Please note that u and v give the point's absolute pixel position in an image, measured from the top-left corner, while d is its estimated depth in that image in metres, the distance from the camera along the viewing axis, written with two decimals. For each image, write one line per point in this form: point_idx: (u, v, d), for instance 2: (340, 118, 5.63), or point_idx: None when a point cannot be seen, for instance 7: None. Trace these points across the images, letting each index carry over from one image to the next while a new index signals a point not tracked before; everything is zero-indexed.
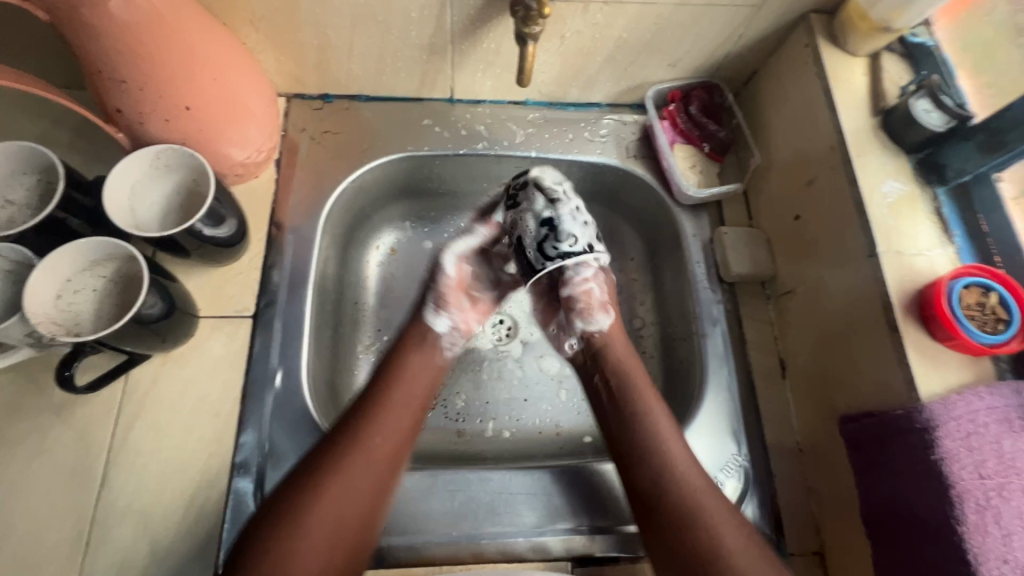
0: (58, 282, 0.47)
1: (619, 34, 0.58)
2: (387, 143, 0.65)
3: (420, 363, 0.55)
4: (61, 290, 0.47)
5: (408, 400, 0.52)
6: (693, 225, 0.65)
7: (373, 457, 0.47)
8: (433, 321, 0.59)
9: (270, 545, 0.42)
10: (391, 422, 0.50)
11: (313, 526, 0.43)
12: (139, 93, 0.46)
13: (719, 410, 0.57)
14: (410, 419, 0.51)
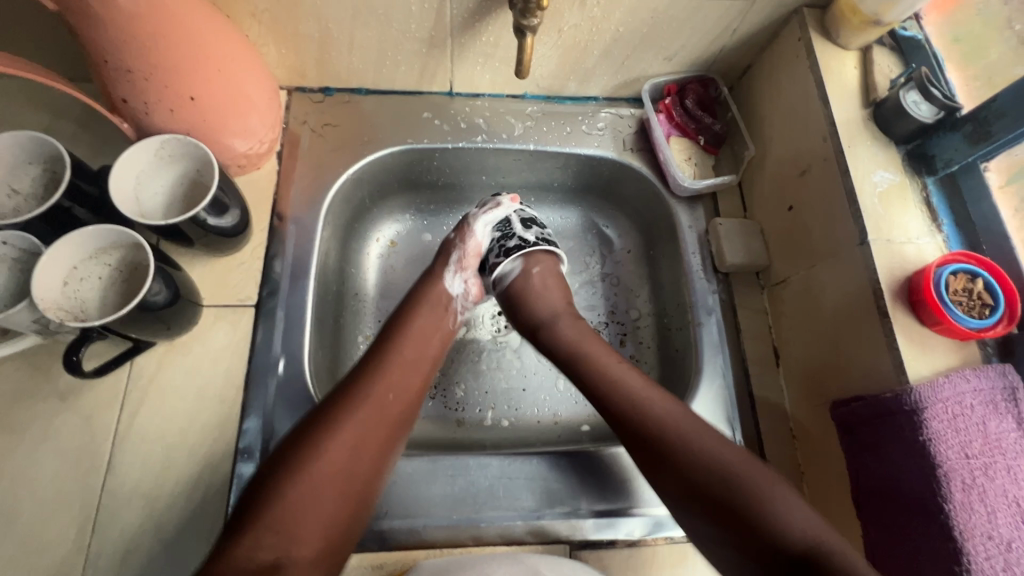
0: (64, 269, 0.47)
1: (616, 28, 0.59)
2: (387, 135, 0.66)
3: (431, 323, 0.57)
4: (68, 278, 0.48)
5: (417, 357, 0.54)
6: (688, 216, 0.67)
7: (387, 408, 0.49)
8: (449, 282, 0.60)
9: (289, 492, 0.42)
10: (400, 376, 0.51)
11: (329, 468, 0.44)
12: (144, 84, 0.46)
13: (714, 397, 0.58)
14: (420, 377, 0.53)
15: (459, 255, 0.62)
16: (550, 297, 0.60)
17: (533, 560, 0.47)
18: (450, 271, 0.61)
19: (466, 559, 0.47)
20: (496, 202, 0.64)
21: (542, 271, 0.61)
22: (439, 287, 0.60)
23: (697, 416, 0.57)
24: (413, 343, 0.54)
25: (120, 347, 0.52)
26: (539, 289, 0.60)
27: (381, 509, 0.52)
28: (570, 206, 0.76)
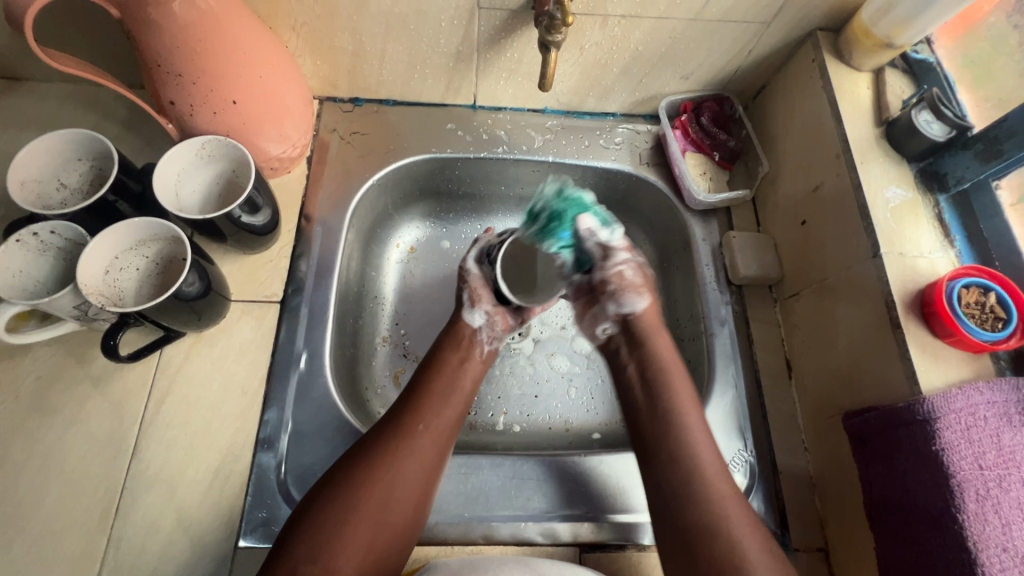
0: (106, 258, 0.50)
1: (634, 47, 0.62)
2: (412, 144, 0.69)
3: (459, 361, 0.57)
4: (109, 267, 0.50)
5: (448, 396, 0.54)
6: (703, 229, 0.68)
7: (421, 448, 0.49)
8: (469, 318, 0.60)
9: (323, 523, 0.44)
10: (435, 418, 0.52)
11: (364, 505, 0.45)
12: (192, 87, 0.49)
13: (726, 406, 0.59)
14: (454, 413, 0.54)
15: (469, 295, 0.61)
16: (629, 302, 0.58)
17: (536, 564, 0.47)
18: (467, 309, 0.61)
19: (473, 560, 0.48)
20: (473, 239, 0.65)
21: (625, 271, 0.59)
22: (460, 325, 0.60)
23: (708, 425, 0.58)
24: (442, 381, 0.55)
25: (152, 335, 0.55)
26: (618, 292, 0.58)
27: None
28: None
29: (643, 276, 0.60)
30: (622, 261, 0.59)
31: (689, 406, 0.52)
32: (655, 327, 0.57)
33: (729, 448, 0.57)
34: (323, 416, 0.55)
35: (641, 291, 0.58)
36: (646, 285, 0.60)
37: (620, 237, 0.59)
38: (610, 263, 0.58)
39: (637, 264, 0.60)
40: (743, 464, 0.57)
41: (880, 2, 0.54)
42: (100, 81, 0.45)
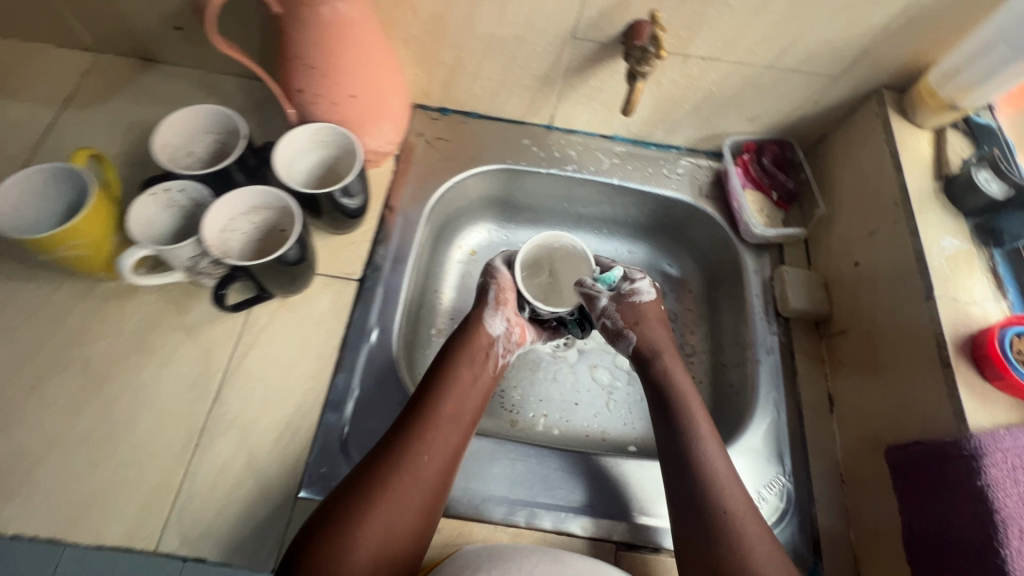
0: (224, 219, 0.55)
1: (709, 87, 0.67)
2: (490, 154, 0.75)
3: (472, 372, 0.58)
4: (224, 227, 0.56)
5: (459, 405, 0.55)
6: (755, 261, 0.72)
7: (428, 468, 0.50)
8: (490, 323, 0.62)
9: (327, 547, 0.45)
10: (446, 429, 0.53)
11: (371, 529, 0.47)
12: (321, 79, 0.55)
13: (766, 429, 0.61)
14: (460, 433, 0.54)
15: (496, 294, 0.62)
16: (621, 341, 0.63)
17: (556, 552, 0.49)
18: (489, 311, 0.62)
19: (501, 545, 0.50)
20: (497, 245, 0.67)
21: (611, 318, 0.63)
22: (482, 328, 0.61)
23: (747, 447, 0.60)
24: (454, 390, 0.56)
25: (250, 289, 0.61)
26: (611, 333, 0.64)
27: None
28: (638, 241, 0.83)
29: (631, 313, 0.63)
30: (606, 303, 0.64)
31: (708, 436, 0.54)
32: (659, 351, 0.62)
33: (767, 470, 0.59)
34: (387, 388, 0.59)
35: (627, 331, 0.62)
36: (637, 319, 0.63)
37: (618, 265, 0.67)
38: (620, 293, 0.64)
39: (629, 288, 0.64)
40: (780, 488, 0.58)
41: (949, 66, 0.58)
42: (246, 62, 0.51)
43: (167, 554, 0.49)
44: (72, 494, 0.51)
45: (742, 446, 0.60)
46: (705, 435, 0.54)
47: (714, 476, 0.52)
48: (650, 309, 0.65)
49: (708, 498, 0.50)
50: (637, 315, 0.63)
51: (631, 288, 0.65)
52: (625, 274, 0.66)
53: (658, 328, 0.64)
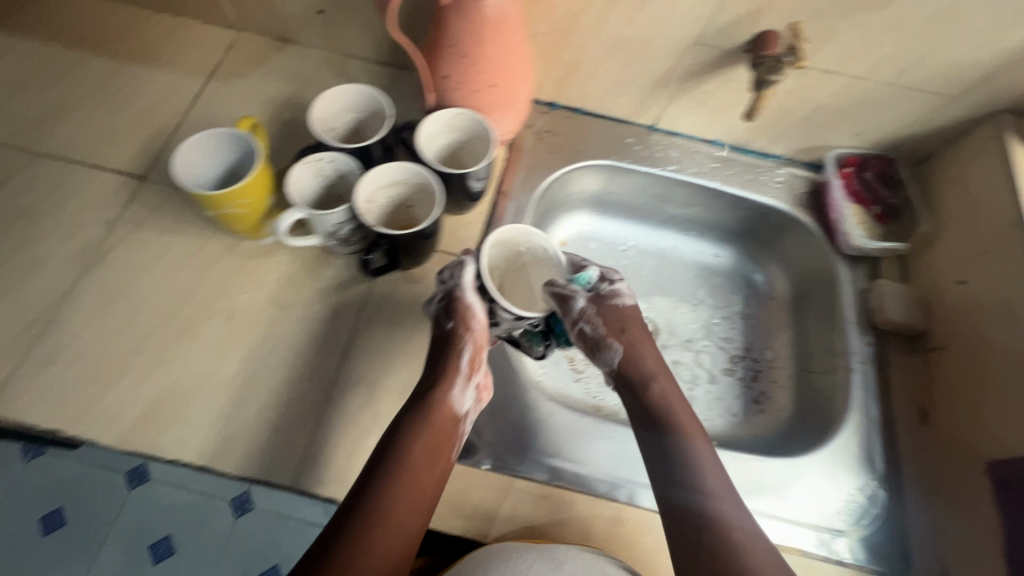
0: (369, 192, 0.60)
1: (823, 99, 0.69)
2: (596, 150, 0.78)
3: (428, 462, 0.52)
4: (369, 199, 0.61)
5: (410, 508, 0.50)
6: (850, 273, 0.73)
7: (398, 527, 0.49)
8: (459, 398, 0.56)
9: None
10: (415, 485, 0.51)
11: None
12: (469, 67, 0.59)
13: (857, 434, 0.63)
14: (430, 489, 0.52)
15: (470, 357, 0.57)
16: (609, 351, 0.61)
17: (555, 552, 0.50)
18: (460, 383, 0.57)
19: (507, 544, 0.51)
20: (461, 264, 0.59)
21: (591, 326, 0.60)
22: (450, 398, 0.55)
23: (838, 450, 0.63)
24: (404, 488, 0.50)
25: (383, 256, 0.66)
26: (597, 344, 0.61)
27: (553, 449, 0.60)
28: (724, 244, 0.86)
29: (610, 317, 0.61)
30: (583, 308, 0.60)
31: (714, 470, 0.53)
32: (643, 372, 0.60)
33: (858, 473, 0.61)
34: None
35: (611, 341, 0.60)
36: (617, 327, 0.62)
37: (588, 268, 0.64)
38: (599, 294, 0.62)
39: (607, 290, 0.63)
40: (870, 492, 0.60)
41: None
42: (404, 45, 0.55)
43: (302, 490, 0.54)
44: (220, 428, 0.56)
45: (833, 449, 0.63)
46: (706, 469, 0.53)
47: (722, 519, 0.51)
48: (630, 318, 0.63)
49: (715, 542, 0.49)
50: (618, 320, 0.62)
51: (605, 292, 0.63)
52: (602, 276, 0.64)
53: (646, 354, 0.61)
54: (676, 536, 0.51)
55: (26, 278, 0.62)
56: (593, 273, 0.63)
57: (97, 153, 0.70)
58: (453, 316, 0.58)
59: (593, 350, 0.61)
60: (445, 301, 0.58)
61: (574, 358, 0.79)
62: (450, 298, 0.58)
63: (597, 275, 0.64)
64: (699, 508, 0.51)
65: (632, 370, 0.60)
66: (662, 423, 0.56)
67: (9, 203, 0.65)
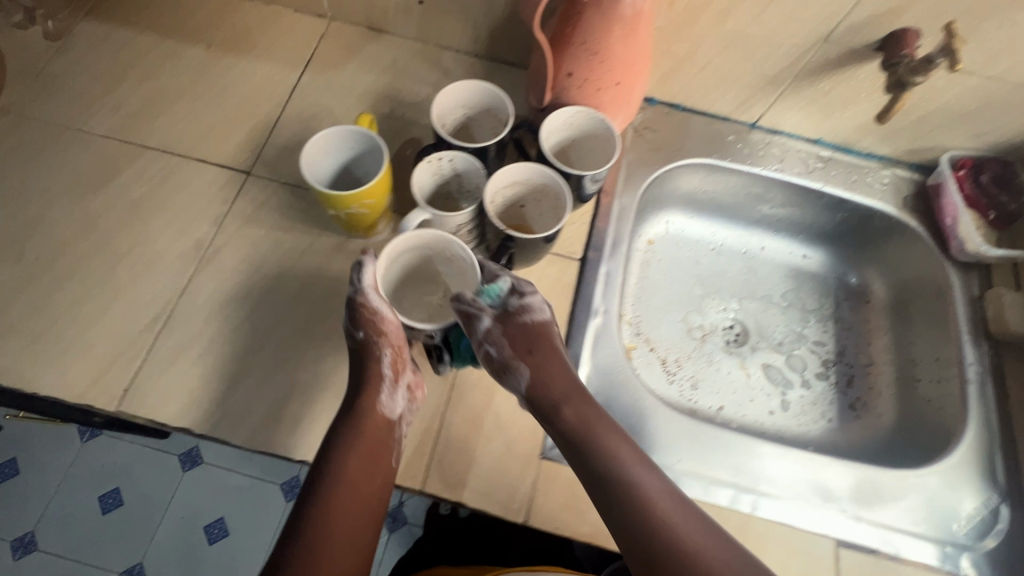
0: (494, 191, 0.59)
1: (947, 99, 0.66)
2: (696, 148, 0.76)
3: (368, 472, 0.50)
4: (493, 197, 0.60)
5: (354, 523, 0.48)
6: (962, 280, 0.71)
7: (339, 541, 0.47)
8: (387, 403, 0.54)
9: None
10: (350, 493, 0.49)
11: None
12: (597, 65, 0.57)
13: (975, 447, 0.62)
14: (369, 496, 0.50)
15: (390, 361, 0.55)
16: (516, 374, 0.54)
17: None
18: (386, 390, 0.54)
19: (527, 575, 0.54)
20: (358, 264, 0.56)
21: (494, 346, 0.54)
22: (375, 408, 0.53)
23: (956, 463, 0.62)
24: (340, 501, 0.48)
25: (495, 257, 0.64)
26: (503, 365, 0.55)
27: (672, 457, 0.59)
28: (816, 246, 0.85)
29: (516, 337, 0.55)
30: (485, 326, 0.54)
31: (642, 469, 0.50)
32: (558, 396, 0.53)
33: (978, 486, 0.60)
34: (612, 365, 0.63)
35: (517, 362, 0.54)
36: (526, 348, 0.55)
37: (503, 281, 0.57)
38: (506, 311, 0.56)
39: (517, 305, 0.56)
40: (991, 506, 0.59)
41: None
42: (535, 34, 0.54)
43: (432, 494, 0.55)
44: None
45: (950, 462, 0.62)
46: (635, 467, 0.50)
47: (665, 519, 0.47)
48: (541, 336, 0.56)
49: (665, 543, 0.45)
50: (530, 341, 0.55)
51: (514, 308, 0.56)
52: (513, 286, 0.57)
53: (556, 373, 0.55)
54: (629, 552, 0.46)
55: (142, 274, 0.61)
56: (504, 285, 0.57)
57: (200, 147, 0.69)
58: (361, 324, 0.55)
59: (501, 373, 0.55)
60: (352, 311, 0.55)
61: (665, 362, 0.78)
62: (354, 308, 0.54)
63: (511, 289, 0.57)
64: (644, 518, 0.47)
65: (541, 395, 0.54)
66: (583, 438, 0.51)
67: (118, 198, 0.65)
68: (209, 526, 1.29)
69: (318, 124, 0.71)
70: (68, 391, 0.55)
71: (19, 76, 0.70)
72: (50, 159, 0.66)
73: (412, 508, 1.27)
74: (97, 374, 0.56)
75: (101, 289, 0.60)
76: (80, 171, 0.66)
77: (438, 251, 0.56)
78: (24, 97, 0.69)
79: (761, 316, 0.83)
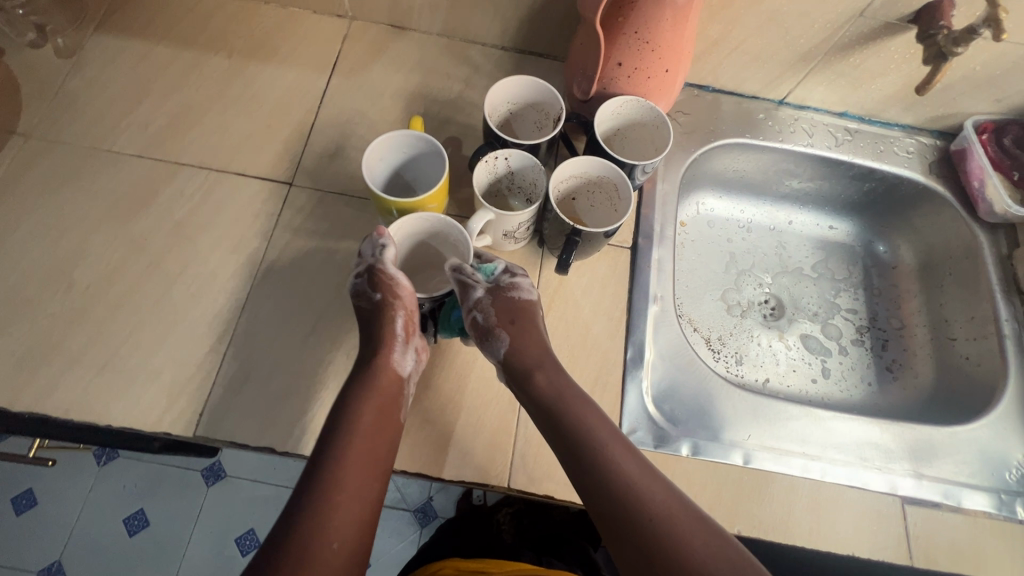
0: (556, 183, 0.60)
1: (974, 67, 0.68)
2: (728, 129, 0.77)
3: (379, 425, 0.50)
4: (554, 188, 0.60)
5: (371, 466, 0.47)
6: (990, 239, 0.74)
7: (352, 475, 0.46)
8: (399, 361, 0.54)
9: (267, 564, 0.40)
10: (367, 437, 0.48)
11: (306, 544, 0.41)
12: (649, 53, 0.58)
13: (1017, 399, 0.66)
14: (382, 445, 0.49)
15: (404, 325, 0.55)
16: (494, 339, 0.55)
17: None
18: (398, 349, 0.54)
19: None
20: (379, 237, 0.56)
21: (478, 314, 0.56)
22: (385, 363, 0.53)
23: (1001, 416, 0.65)
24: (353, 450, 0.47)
25: (554, 252, 0.64)
26: (484, 331, 0.55)
27: (742, 433, 0.61)
28: (842, 217, 0.87)
29: (504, 307, 0.56)
30: (478, 293, 0.56)
31: (613, 439, 0.49)
32: (539, 362, 0.54)
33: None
34: (674, 348, 0.65)
35: (499, 330, 0.55)
36: (509, 317, 0.56)
37: (496, 263, 0.60)
38: (498, 286, 0.58)
39: (507, 283, 0.58)
40: None
41: None
42: (590, 19, 0.55)
43: (519, 489, 0.56)
44: (429, 434, 0.57)
45: (996, 415, 0.65)
46: (607, 437, 0.49)
47: (618, 464, 0.47)
48: (525, 309, 0.58)
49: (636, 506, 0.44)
50: (513, 311, 0.56)
51: (505, 283, 0.58)
52: (507, 268, 0.60)
53: (535, 344, 0.56)
54: (597, 512, 0.46)
55: (198, 295, 0.60)
56: (498, 267, 0.59)
57: (236, 160, 0.67)
58: (379, 286, 0.55)
59: (483, 339, 0.55)
60: (368, 274, 0.56)
61: (710, 340, 0.78)
62: (372, 271, 0.55)
63: (501, 270, 0.59)
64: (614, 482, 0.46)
65: (519, 360, 0.54)
66: (556, 407, 0.51)
67: (161, 218, 0.63)
68: (241, 538, 1.26)
69: (355, 129, 0.70)
70: (141, 420, 0.55)
71: (38, 99, 0.68)
72: (84, 183, 0.64)
73: (443, 500, 1.28)
74: (169, 400, 0.56)
75: (160, 314, 0.59)
76: (119, 194, 0.64)
77: (443, 234, 0.57)
78: (47, 120, 0.67)
79: (797, 286, 0.85)
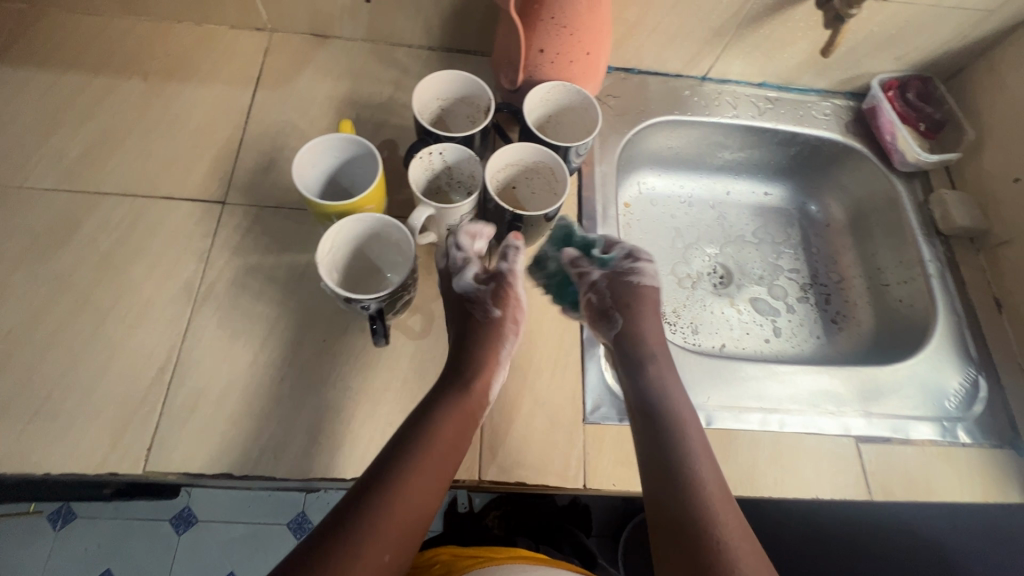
0: (493, 173, 0.60)
1: (872, 28, 0.73)
2: (657, 108, 0.80)
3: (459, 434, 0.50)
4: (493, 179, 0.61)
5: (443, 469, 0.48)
6: (908, 187, 0.79)
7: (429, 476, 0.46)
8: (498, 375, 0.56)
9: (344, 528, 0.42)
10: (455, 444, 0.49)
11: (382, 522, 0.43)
12: (568, 37, 0.59)
13: (947, 332, 0.70)
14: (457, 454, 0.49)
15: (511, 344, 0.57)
16: (607, 323, 0.59)
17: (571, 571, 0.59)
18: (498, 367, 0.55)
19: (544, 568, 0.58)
20: (516, 251, 0.58)
21: (593, 296, 0.60)
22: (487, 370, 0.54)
23: (936, 349, 0.69)
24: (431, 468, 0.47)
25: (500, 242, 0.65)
26: (597, 313, 0.60)
27: (702, 396, 0.63)
28: (775, 181, 0.91)
29: (625, 294, 0.60)
30: (596, 275, 0.61)
31: (701, 451, 0.50)
32: (650, 343, 0.57)
33: (958, 365, 0.68)
34: None
35: (615, 313, 0.59)
36: (627, 304, 0.59)
37: (613, 247, 0.63)
38: (619, 271, 0.61)
39: (628, 268, 0.61)
40: (970, 379, 0.67)
41: None
42: (506, 9, 0.56)
43: (491, 480, 0.55)
44: None
45: (932, 348, 0.69)
46: (695, 446, 0.50)
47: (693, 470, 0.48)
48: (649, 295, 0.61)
49: (700, 522, 0.45)
50: (631, 297, 0.60)
51: (629, 269, 0.61)
52: (629, 253, 0.62)
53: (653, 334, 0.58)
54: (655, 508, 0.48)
55: (135, 326, 0.57)
56: (620, 253, 0.62)
57: (163, 183, 0.65)
58: (501, 303, 0.57)
59: (597, 318, 0.60)
60: (494, 285, 0.58)
61: (665, 313, 0.80)
62: (500, 285, 0.58)
63: (621, 255, 0.62)
64: (688, 497, 0.47)
65: (637, 342, 0.57)
66: (649, 405, 0.53)
67: (86, 251, 0.60)
68: None
69: (286, 140, 0.69)
70: (84, 463, 0.52)
71: None
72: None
73: None
74: (112, 438, 0.53)
75: (95, 351, 0.56)
76: (37, 230, 0.61)
77: (375, 232, 0.56)
78: None
79: (743, 252, 0.88)
